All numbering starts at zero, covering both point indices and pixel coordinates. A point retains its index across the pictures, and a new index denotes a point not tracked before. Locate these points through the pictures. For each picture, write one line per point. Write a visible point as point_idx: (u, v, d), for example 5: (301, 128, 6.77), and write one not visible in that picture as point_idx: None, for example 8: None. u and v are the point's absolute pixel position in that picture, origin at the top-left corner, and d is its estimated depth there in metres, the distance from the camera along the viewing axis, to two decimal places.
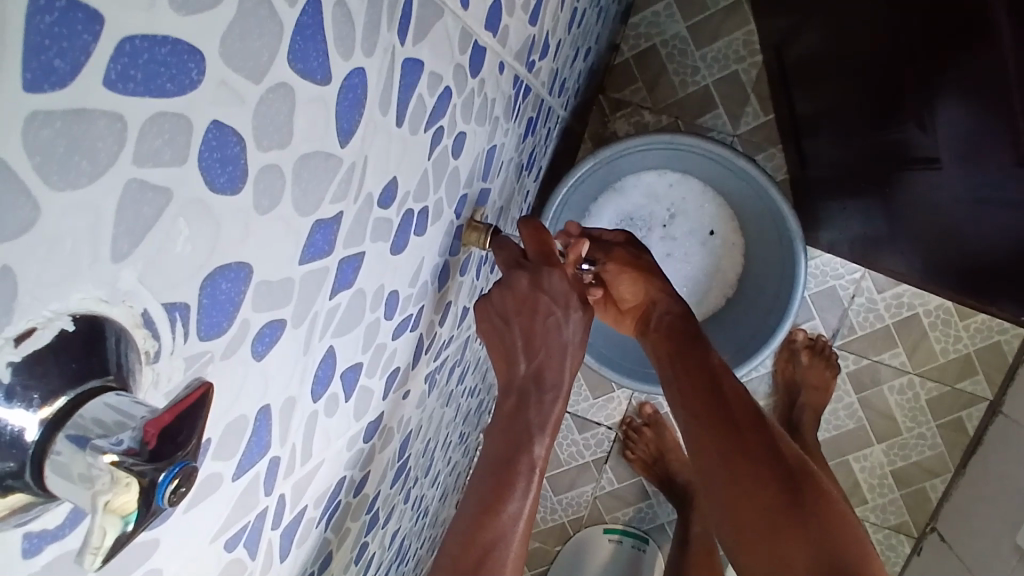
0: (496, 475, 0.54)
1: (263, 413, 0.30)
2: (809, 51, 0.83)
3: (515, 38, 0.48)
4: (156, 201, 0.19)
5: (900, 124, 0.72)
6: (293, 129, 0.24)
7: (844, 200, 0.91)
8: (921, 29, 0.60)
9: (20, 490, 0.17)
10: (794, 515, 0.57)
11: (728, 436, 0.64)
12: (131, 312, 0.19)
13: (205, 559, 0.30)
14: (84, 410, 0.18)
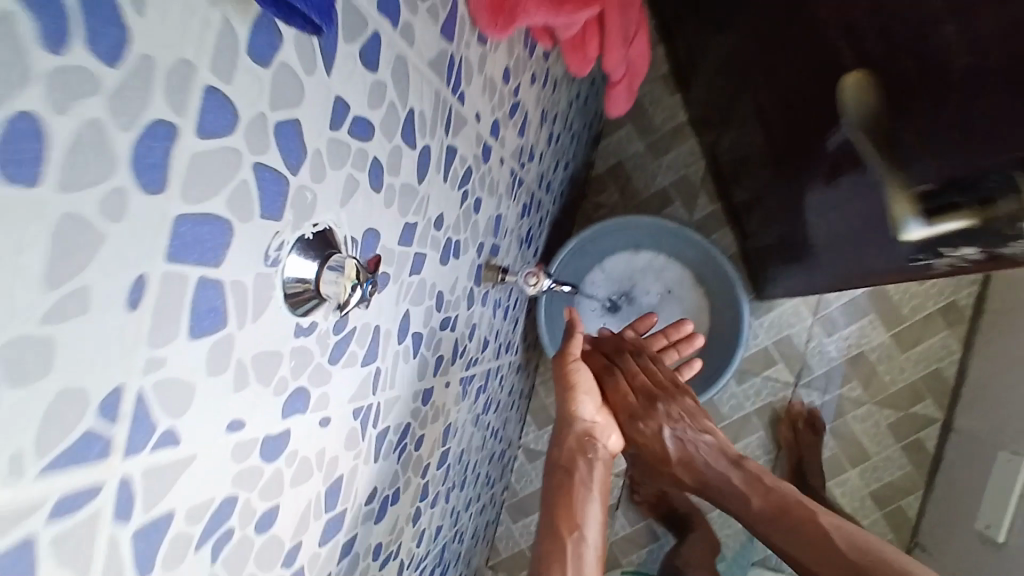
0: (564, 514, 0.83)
1: (377, 329, 0.54)
2: (732, 149, 1.12)
3: (507, 143, 0.78)
4: (353, 183, 0.46)
5: (796, 182, 0.93)
6: (397, 167, 0.52)
7: (774, 261, 1.16)
8: (797, 105, 0.80)
9: (309, 290, 0.41)
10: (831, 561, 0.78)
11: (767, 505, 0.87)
12: (343, 231, 0.45)
13: (345, 410, 0.53)
14: (333, 257, 0.42)
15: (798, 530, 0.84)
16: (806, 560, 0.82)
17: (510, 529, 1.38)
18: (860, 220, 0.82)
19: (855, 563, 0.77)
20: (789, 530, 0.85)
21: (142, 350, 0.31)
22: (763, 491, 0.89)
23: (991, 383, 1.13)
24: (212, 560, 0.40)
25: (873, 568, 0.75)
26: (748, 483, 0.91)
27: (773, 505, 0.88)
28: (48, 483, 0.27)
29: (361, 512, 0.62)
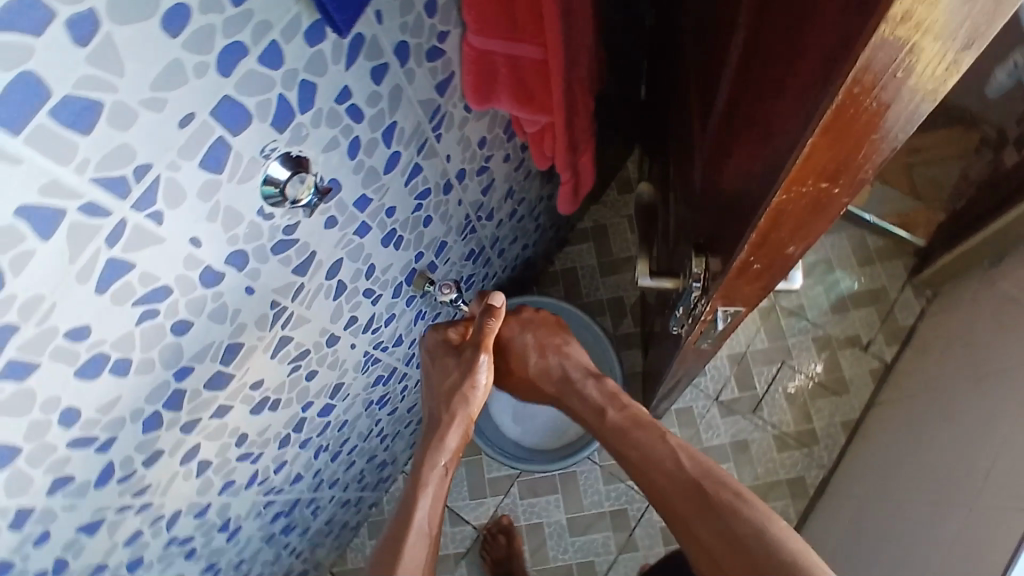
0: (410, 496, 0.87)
1: (313, 253, 0.76)
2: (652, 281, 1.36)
3: (468, 191, 1.03)
4: (337, 144, 0.69)
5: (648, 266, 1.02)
6: (372, 154, 0.76)
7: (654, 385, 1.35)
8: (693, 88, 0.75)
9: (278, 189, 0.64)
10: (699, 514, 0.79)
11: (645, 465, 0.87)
12: (317, 168, 0.68)
13: (267, 296, 0.73)
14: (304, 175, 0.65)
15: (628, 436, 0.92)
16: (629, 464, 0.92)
17: (363, 544, 1.47)
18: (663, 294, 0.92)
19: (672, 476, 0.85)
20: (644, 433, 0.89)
21: (171, 154, 0.53)
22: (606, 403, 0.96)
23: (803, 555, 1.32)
24: (137, 322, 0.59)
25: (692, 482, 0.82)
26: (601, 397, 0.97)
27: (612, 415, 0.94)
28: (90, 188, 0.48)
29: (244, 391, 0.79)
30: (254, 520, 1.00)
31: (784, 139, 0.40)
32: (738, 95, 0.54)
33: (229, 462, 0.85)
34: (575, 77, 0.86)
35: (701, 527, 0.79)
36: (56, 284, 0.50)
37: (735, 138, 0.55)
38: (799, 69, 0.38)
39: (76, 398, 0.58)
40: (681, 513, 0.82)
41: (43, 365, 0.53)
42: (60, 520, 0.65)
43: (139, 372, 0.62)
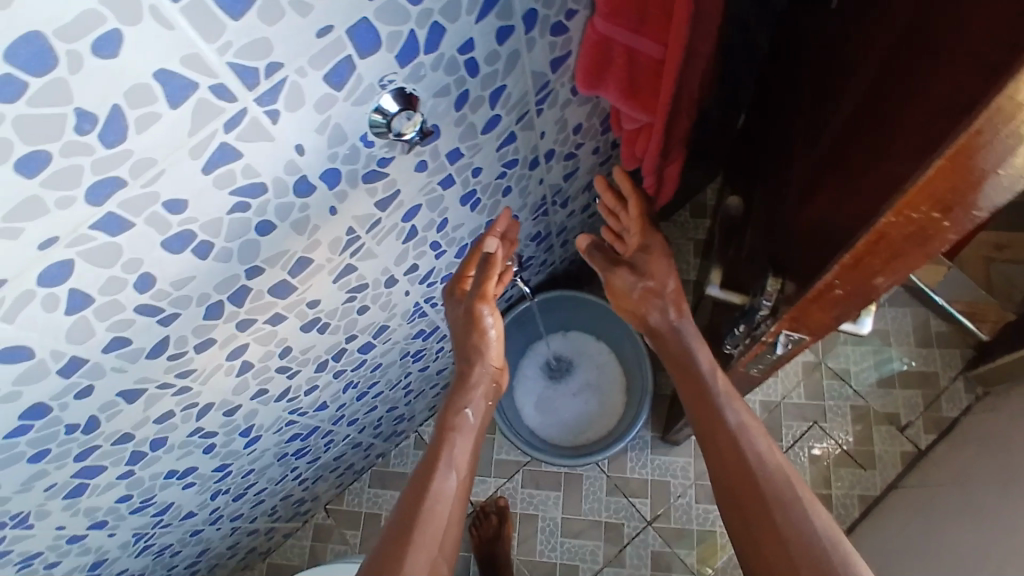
0: (426, 462, 0.88)
1: (396, 192, 0.78)
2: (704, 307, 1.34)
3: (551, 173, 1.03)
4: (447, 93, 0.71)
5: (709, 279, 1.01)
6: (475, 111, 0.77)
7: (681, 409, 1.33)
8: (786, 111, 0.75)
9: (384, 120, 0.66)
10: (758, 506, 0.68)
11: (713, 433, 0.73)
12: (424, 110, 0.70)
13: (345, 220, 0.75)
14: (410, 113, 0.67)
15: (708, 412, 0.74)
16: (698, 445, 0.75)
17: (361, 490, 1.50)
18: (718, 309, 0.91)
19: (741, 473, 0.70)
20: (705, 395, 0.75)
21: (302, 60, 0.55)
22: (682, 369, 0.77)
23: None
24: (228, 211, 0.61)
25: (762, 485, 0.68)
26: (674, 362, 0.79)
27: (682, 384, 0.77)
28: (225, 70, 0.50)
29: (300, 306, 0.82)
30: (274, 434, 1.03)
31: (896, 159, 0.39)
32: (842, 112, 0.53)
33: (268, 371, 0.88)
34: (686, 83, 0.85)
35: (749, 524, 0.68)
36: (171, 153, 0.53)
37: (826, 151, 0.55)
38: (924, 95, 0.37)
39: (155, 266, 0.60)
40: (736, 513, 0.70)
41: (136, 226, 0.55)
42: (107, 380, 0.67)
43: (217, 259, 0.65)
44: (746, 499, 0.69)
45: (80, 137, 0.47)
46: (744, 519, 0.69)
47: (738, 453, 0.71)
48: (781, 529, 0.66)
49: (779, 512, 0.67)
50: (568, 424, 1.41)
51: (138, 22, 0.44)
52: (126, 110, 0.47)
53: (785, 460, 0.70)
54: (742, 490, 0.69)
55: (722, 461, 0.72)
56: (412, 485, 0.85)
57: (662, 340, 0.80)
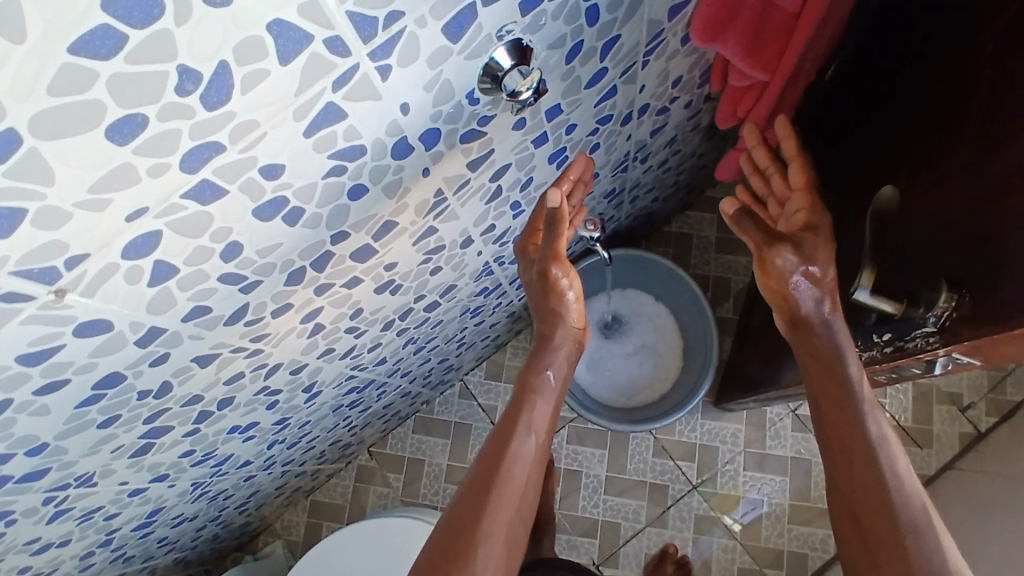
0: (508, 424, 0.85)
1: (490, 151, 0.70)
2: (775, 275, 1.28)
3: (640, 129, 0.94)
4: (563, 45, 0.62)
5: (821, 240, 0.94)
6: (585, 64, 0.68)
7: (739, 378, 1.29)
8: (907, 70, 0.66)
9: (495, 77, 0.58)
10: (880, 523, 0.65)
11: (844, 440, 0.69)
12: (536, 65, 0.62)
13: (436, 182, 0.68)
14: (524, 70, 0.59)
15: (845, 419, 0.69)
16: (823, 447, 0.72)
17: (405, 435, 1.50)
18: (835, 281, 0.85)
19: (870, 491, 0.66)
20: (839, 398, 0.70)
21: (424, 8, 0.47)
22: (820, 367, 0.71)
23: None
24: (324, 175, 0.55)
25: (892, 508, 0.65)
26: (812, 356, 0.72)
27: (817, 382, 0.72)
28: (342, 20, 0.43)
29: (377, 269, 0.76)
30: (334, 388, 1.00)
31: None
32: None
33: (337, 332, 0.83)
34: (817, 45, 0.76)
35: (865, 539, 0.66)
36: (275, 114, 0.45)
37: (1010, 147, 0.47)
38: None
39: (244, 235, 0.54)
40: (852, 527, 0.68)
41: (230, 194, 0.49)
42: (184, 347, 0.63)
43: (306, 225, 0.59)
44: (866, 512, 0.66)
45: (183, 98, 0.40)
46: (857, 531, 0.67)
47: (872, 469, 0.66)
48: (908, 557, 0.63)
49: (909, 540, 0.63)
50: (622, 385, 1.37)
51: None
52: (233, 67, 0.40)
53: (922, 487, 0.66)
54: (870, 508, 0.66)
55: (843, 469, 0.69)
56: (492, 440, 0.84)
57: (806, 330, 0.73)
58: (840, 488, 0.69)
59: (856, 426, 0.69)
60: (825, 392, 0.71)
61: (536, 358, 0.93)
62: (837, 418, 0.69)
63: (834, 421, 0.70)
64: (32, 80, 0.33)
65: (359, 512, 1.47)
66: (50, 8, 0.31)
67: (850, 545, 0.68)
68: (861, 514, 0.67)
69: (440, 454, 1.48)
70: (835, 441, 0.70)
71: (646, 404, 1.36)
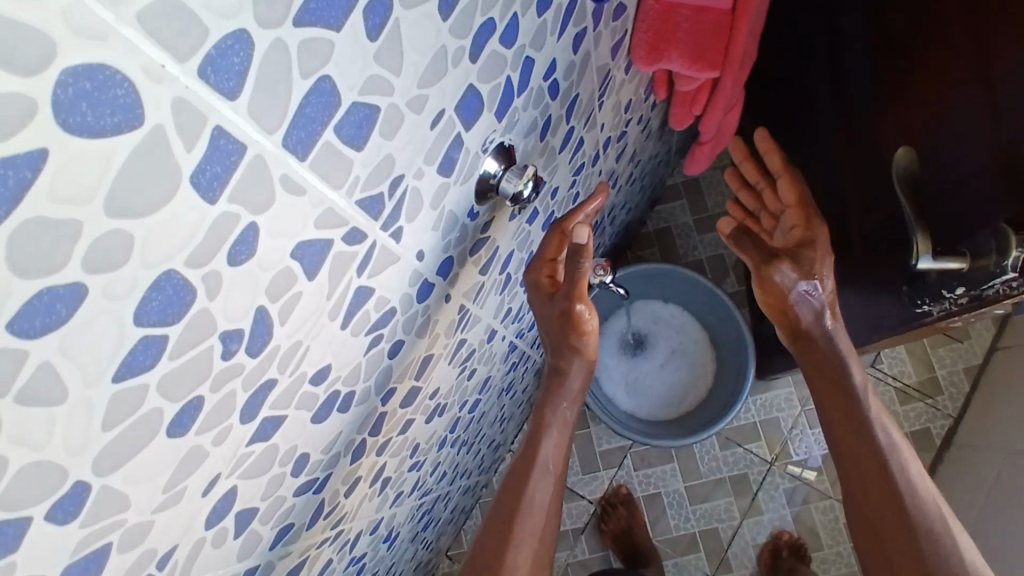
0: (515, 475, 0.75)
1: (495, 249, 0.68)
2: None
3: (608, 160, 0.94)
4: (535, 129, 0.61)
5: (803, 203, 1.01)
6: (555, 134, 0.67)
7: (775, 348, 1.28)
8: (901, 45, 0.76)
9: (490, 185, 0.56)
10: (897, 521, 0.69)
11: (854, 442, 0.74)
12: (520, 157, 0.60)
13: (457, 300, 0.65)
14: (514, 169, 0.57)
15: (853, 429, 0.74)
16: (834, 452, 0.77)
17: (478, 526, 1.45)
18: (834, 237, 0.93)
19: (880, 483, 0.71)
20: (846, 405, 0.75)
21: (419, 161, 0.44)
22: (824, 377, 0.78)
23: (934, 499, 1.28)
24: (365, 352, 0.51)
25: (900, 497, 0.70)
26: (817, 366, 0.79)
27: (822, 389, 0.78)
28: (354, 211, 0.40)
29: (424, 402, 0.73)
30: (408, 523, 0.95)
31: None
32: None
33: (402, 476, 0.79)
34: (753, 31, 0.78)
35: (883, 539, 0.70)
36: (313, 324, 0.42)
37: None
38: None
39: (308, 444, 0.51)
40: (870, 526, 0.71)
41: (289, 416, 0.45)
42: (275, 572, 0.58)
43: (359, 402, 0.56)
44: (883, 511, 0.70)
45: (229, 359, 0.36)
46: (873, 529, 0.71)
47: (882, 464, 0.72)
48: (923, 556, 0.67)
49: (925, 543, 0.67)
50: (667, 396, 1.35)
51: (270, 201, 0.33)
52: (269, 306, 0.37)
53: (935, 487, 0.71)
54: (883, 508, 0.70)
55: (853, 471, 0.73)
56: (503, 492, 0.75)
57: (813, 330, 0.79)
58: (854, 489, 0.73)
59: (864, 431, 0.73)
60: (831, 398, 0.76)
61: (545, 392, 0.82)
62: (843, 421, 0.75)
63: (841, 425, 0.75)
64: (86, 425, 0.29)
65: None
66: (85, 352, 0.27)
67: (864, 543, 0.72)
68: (877, 513, 0.71)
69: None
70: (845, 443, 0.75)
71: (696, 405, 1.34)
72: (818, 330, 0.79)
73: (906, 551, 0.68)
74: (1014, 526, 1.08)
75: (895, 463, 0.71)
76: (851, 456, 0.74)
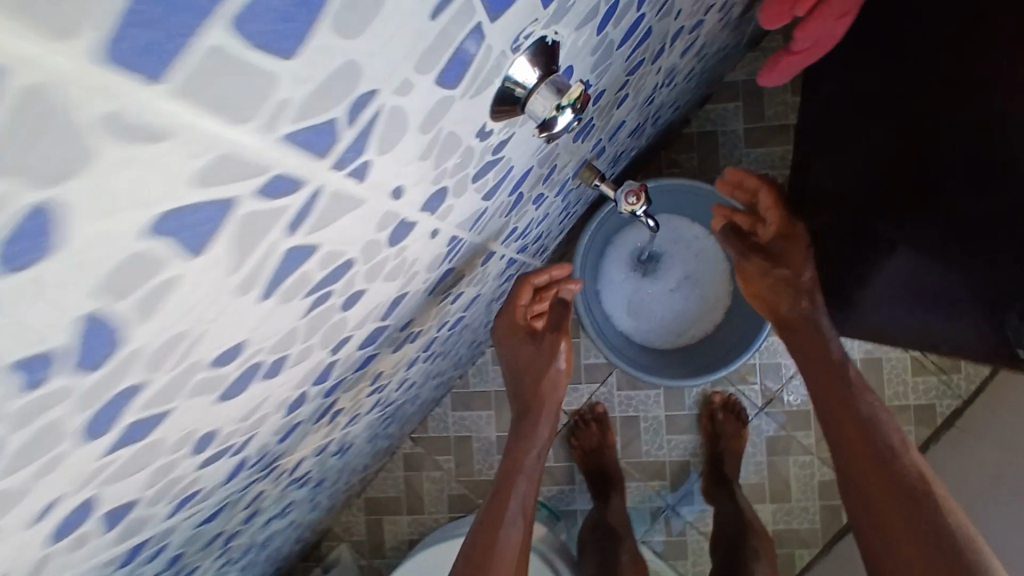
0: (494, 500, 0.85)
1: (510, 167, 0.51)
2: None
3: (673, 55, 0.73)
4: (594, 17, 0.41)
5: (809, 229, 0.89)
6: (619, 24, 0.47)
7: None
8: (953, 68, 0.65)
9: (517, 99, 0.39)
10: (908, 524, 0.66)
11: (859, 455, 0.73)
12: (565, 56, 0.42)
13: (447, 234, 0.50)
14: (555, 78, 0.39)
15: (858, 441, 0.74)
16: (844, 477, 0.75)
17: (445, 414, 1.40)
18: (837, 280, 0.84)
19: (896, 499, 0.69)
20: (851, 421, 0.76)
21: (406, 68, 0.27)
22: (835, 395, 0.78)
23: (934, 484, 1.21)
24: (305, 315, 0.37)
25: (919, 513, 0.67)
26: (827, 385, 0.79)
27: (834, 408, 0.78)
28: (278, 151, 0.24)
29: (393, 336, 0.60)
30: (365, 431, 0.87)
31: None
32: None
33: (358, 403, 0.69)
34: None
35: (895, 551, 0.67)
36: (207, 308, 0.28)
37: None
38: None
39: (215, 421, 0.38)
40: (882, 535, 0.68)
41: (176, 407, 0.32)
42: (179, 528, 0.48)
43: (295, 362, 0.42)
44: (893, 516, 0.68)
45: (37, 386, 0.22)
46: (887, 547, 0.67)
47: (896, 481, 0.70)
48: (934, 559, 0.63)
49: (938, 543, 0.64)
50: (669, 324, 1.23)
51: (77, 159, 0.17)
52: (111, 306, 0.22)
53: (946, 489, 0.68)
54: (892, 513, 0.68)
55: (865, 484, 0.72)
56: (484, 514, 0.83)
57: (812, 347, 0.82)
58: (866, 507, 0.71)
59: (870, 441, 0.73)
60: (834, 410, 0.78)
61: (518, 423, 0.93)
62: (841, 435, 0.76)
63: (847, 443, 0.75)
64: None
65: (417, 500, 1.42)
66: None
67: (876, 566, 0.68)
68: (892, 521, 0.68)
69: (486, 427, 1.39)
70: (850, 459, 0.74)
71: (698, 339, 1.23)
72: (815, 324, 0.82)
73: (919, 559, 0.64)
74: (998, 530, 1.02)
75: (905, 469, 0.70)
76: (857, 472, 0.73)
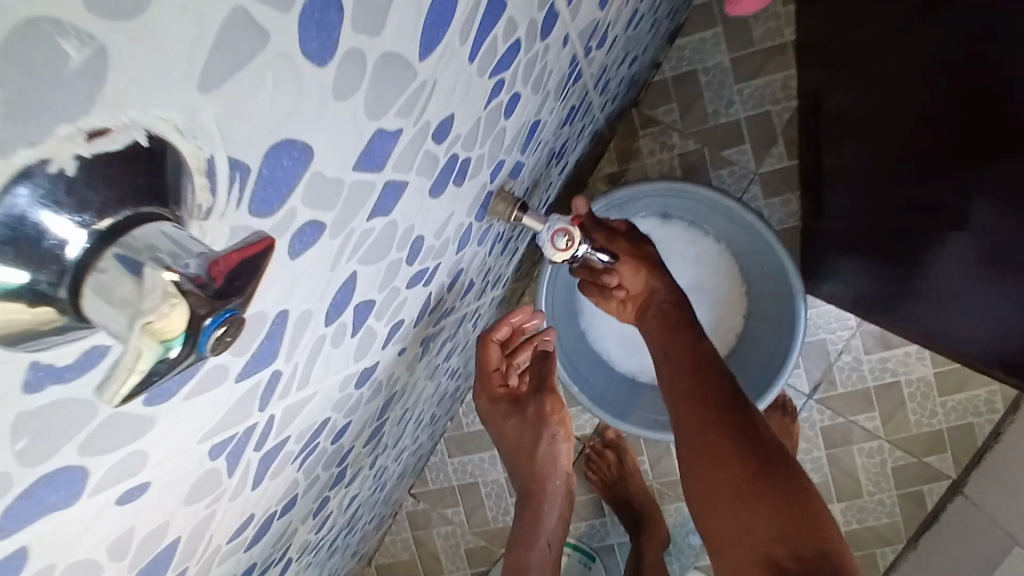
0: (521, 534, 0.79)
1: (281, 317, 0.29)
2: (824, 155, 0.89)
3: (584, 14, 0.48)
4: (252, 39, 0.18)
5: (870, 250, 0.83)
6: (386, 20, 0.23)
7: (847, 251, 0.88)
8: (927, 118, 0.59)
9: (52, 304, 0.16)
10: (759, 486, 0.55)
11: (703, 413, 0.61)
12: (198, 153, 0.18)
13: (189, 456, 0.29)
14: (137, 234, 0.16)
15: (698, 392, 0.63)
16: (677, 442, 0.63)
17: (443, 463, 1.21)
18: (936, 312, 0.80)
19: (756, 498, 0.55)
20: (697, 382, 0.64)
21: None
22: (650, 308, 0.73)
23: (1012, 443, 0.97)
24: None
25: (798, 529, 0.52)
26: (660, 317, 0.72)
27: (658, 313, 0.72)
28: None
29: (222, 548, 0.40)
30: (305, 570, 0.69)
31: None
32: None
33: None
34: None
35: (724, 510, 0.57)
36: None
37: None
38: None
39: None
40: (705, 500, 0.59)
41: None
42: None
43: None
44: (723, 487, 0.57)
45: None
46: (711, 513, 0.58)
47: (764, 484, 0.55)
48: (767, 520, 0.53)
49: (775, 498, 0.54)
50: None
51: None
52: None
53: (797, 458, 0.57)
54: (721, 479, 0.57)
55: (699, 450, 0.60)
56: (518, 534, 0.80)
57: (667, 332, 0.70)
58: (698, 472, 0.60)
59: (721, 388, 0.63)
60: (675, 364, 0.67)
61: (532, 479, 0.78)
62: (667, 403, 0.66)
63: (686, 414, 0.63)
64: None
65: (433, 560, 1.24)
66: None
67: (701, 531, 0.59)
68: (714, 487, 0.58)
69: (491, 469, 1.20)
70: (690, 422, 0.62)
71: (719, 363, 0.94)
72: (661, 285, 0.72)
73: (753, 514, 0.54)
74: None
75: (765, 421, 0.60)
76: (683, 430, 0.63)
